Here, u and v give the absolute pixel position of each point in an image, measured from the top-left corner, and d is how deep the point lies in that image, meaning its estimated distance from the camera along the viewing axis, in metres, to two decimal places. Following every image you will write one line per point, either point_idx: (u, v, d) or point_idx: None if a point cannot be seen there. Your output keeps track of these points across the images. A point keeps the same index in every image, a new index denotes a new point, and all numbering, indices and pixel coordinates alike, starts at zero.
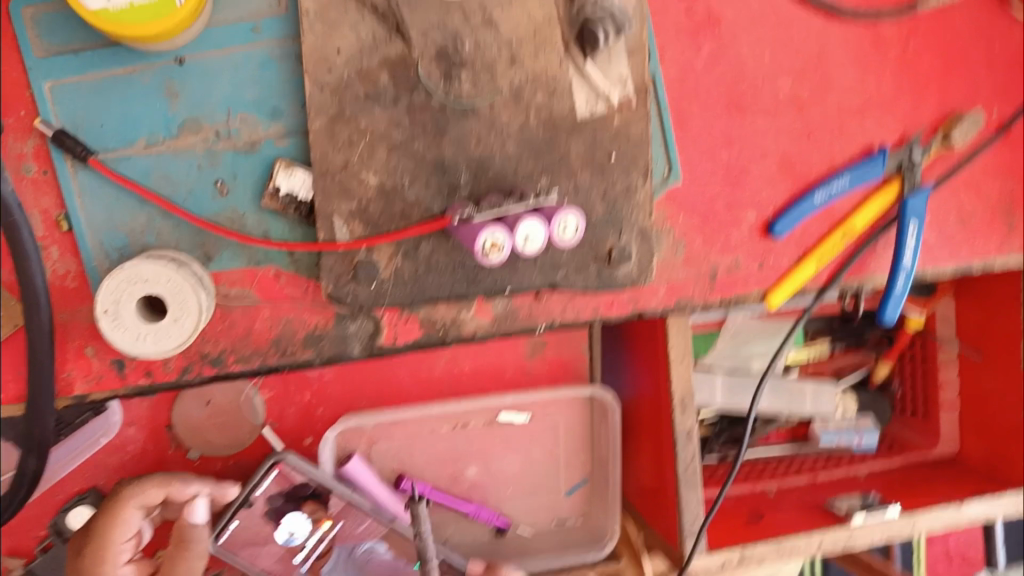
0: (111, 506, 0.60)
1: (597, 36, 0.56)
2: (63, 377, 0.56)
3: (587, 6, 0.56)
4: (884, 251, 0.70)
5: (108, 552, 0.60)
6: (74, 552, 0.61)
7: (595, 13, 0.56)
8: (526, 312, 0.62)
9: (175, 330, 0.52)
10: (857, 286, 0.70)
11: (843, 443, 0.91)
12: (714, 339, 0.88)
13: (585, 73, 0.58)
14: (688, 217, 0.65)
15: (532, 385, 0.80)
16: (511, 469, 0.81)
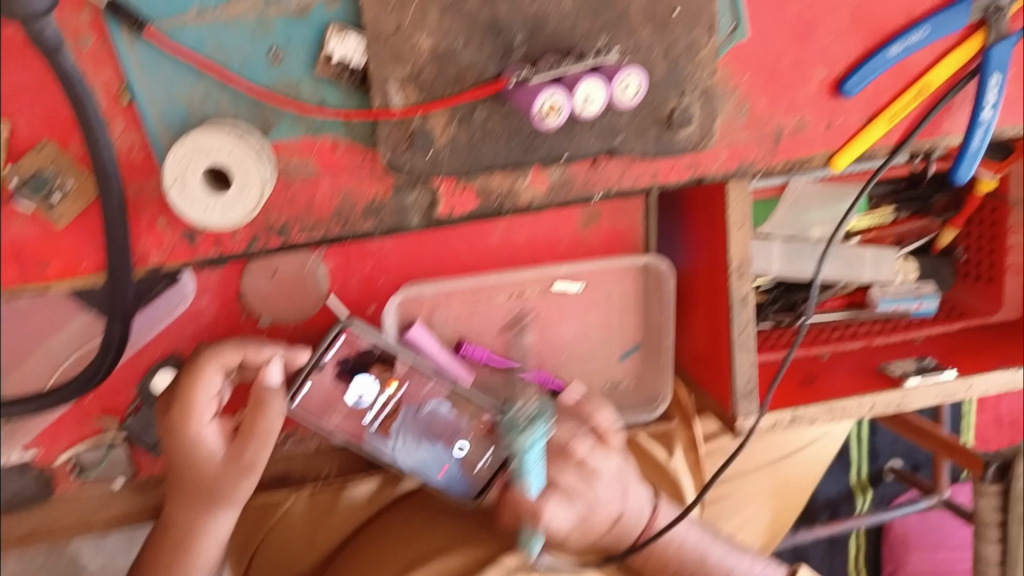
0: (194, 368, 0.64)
1: None
2: (138, 249, 0.58)
3: None
4: (963, 107, 0.67)
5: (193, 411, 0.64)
6: (162, 409, 0.65)
7: None
8: (583, 180, 0.61)
9: (241, 199, 0.54)
10: (930, 146, 0.67)
11: (901, 308, 0.90)
12: (773, 206, 0.87)
13: None
14: (753, 76, 0.62)
15: (586, 254, 0.81)
16: (566, 335, 0.83)
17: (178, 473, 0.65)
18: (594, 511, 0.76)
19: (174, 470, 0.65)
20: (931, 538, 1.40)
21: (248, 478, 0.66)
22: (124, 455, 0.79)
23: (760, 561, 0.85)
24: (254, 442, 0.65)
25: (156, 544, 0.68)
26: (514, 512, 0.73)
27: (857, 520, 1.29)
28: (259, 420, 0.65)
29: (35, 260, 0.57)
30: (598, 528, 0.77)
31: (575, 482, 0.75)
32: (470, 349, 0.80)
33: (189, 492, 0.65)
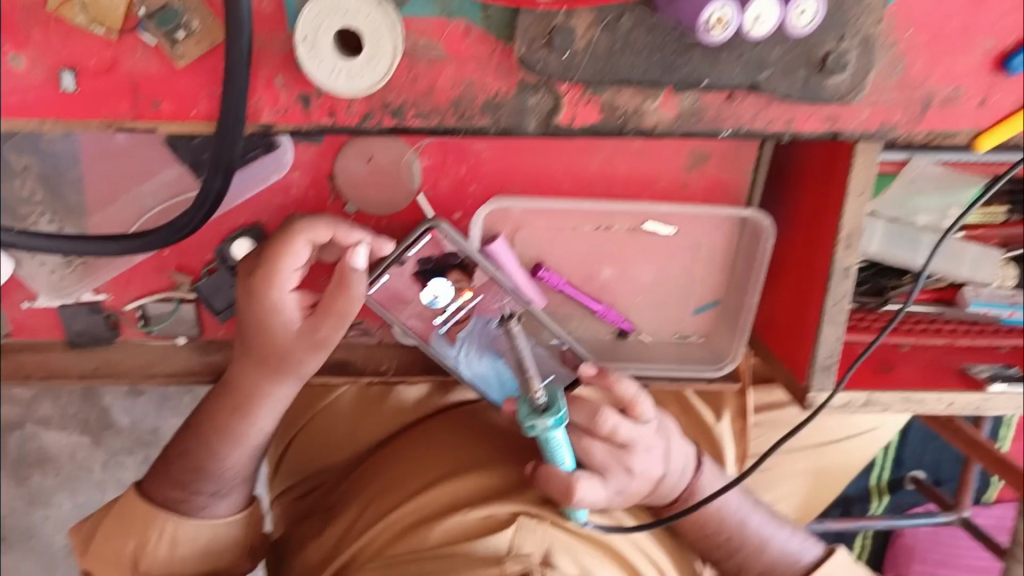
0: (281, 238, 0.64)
1: None
2: (252, 104, 0.57)
3: None
4: None
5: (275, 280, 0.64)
6: (246, 273, 0.66)
7: None
8: (714, 113, 0.58)
9: (369, 71, 0.54)
10: None
11: (991, 314, 0.87)
12: (889, 183, 0.81)
13: None
14: (916, 35, 0.58)
15: (685, 199, 0.77)
16: (645, 278, 0.81)
17: (253, 335, 0.67)
18: (630, 481, 0.74)
19: (248, 331, 0.67)
20: (938, 553, 1.36)
21: (318, 353, 0.67)
22: (191, 314, 0.79)
23: (798, 532, 0.86)
24: (328, 321, 0.65)
25: (222, 396, 0.71)
26: (547, 491, 0.72)
27: (871, 520, 1.27)
28: (335, 301, 0.64)
29: (148, 97, 0.57)
30: (638, 495, 0.76)
31: (605, 456, 0.73)
32: (546, 274, 0.79)
33: (261, 355, 0.67)
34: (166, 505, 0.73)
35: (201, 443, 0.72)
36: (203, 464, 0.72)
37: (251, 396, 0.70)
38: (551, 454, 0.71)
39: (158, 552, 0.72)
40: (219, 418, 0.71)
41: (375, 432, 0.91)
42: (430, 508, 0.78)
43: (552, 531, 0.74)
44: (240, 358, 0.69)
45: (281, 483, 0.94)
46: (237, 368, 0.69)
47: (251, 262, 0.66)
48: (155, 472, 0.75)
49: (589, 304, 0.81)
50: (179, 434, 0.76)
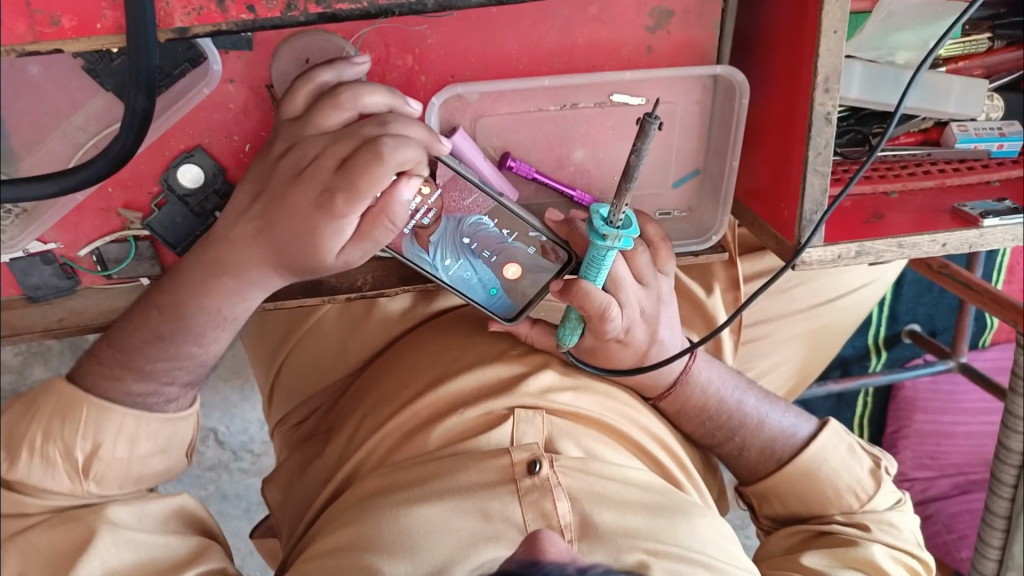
0: (371, 171, 0.59)
1: None
2: (162, 8, 0.52)
3: None
4: None
5: (342, 208, 0.61)
6: (320, 184, 0.61)
7: None
8: None
9: None
10: None
11: (980, 149, 0.83)
12: (863, 22, 0.77)
13: None
14: None
15: (652, 65, 0.72)
16: (620, 157, 0.77)
17: (283, 235, 0.64)
18: (638, 323, 0.73)
19: (286, 231, 0.63)
20: (940, 401, 1.37)
21: (338, 269, 0.66)
22: (150, 252, 0.75)
23: (790, 408, 0.85)
24: (366, 245, 0.64)
25: (208, 285, 0.66)
26: (579, 306, 0.67)
27: (871, 377, 1.27)
28: (373, 227, 0.63)
29: (45, 13, 0.51)
30: (636, 345, 0.75)
31: (632, 291, 0.72)
32: (516, 164, 0.74)
33: (289, 256, 0.65)
34: (122, 399, 0.70)
35: (169, 336, 0.69)
36: (168, 356, 0.69)
37: (221, 311, 0.68)
38: (589, 270, 0.66)
39: (113, 456, 0.70)
40: (192, 315, 0.68)
41: (360, 352, 0.89)
42: (427, 412, 0.77)
43: (550, 418, 0.75)
44: (260, 251, 0.65)
45: (278, 411, 0.93)
46: (232, 251, 0.65)
47: (331, 178, 0.61)
48: (101, 364, 0.70)
49: (563, 191, 0.77)
50: (136, 310, 0.69)
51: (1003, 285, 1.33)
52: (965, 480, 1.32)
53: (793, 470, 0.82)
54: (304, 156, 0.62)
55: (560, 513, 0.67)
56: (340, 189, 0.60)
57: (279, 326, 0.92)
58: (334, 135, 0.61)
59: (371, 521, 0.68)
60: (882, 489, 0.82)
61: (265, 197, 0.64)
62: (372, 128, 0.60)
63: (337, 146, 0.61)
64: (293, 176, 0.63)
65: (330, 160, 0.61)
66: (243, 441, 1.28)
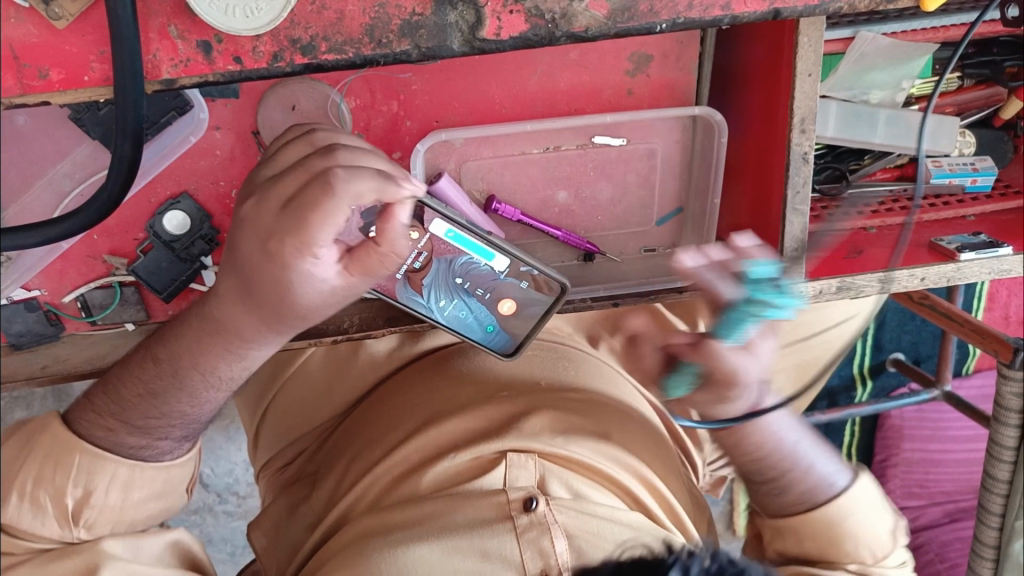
0: (320, 202, 0.52)
1: None
2: (149, 60, 0.52)
3: None
4: None
5: (299, 247, 0.53)
6: (272, 227, 0.54)
7: None
8: (646, 7, 0.55)
9: (266, 5, 0.51)
10: None
11: (955, 183, 0.85)
12: (837, 63, 0.78)
13: None
14: None
15: (632, 107, 0.73)
16: (603, 196, 0.78)
17: (263, 290, 0.56)
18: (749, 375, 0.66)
19: (256, 280, 0.56)
20: (926, 428, 1.38)
21: (322, 309, 0.58)
22: (136, 297, 0.74)
23: (830, 456, 0.79)
24: (351, 282, 0.56)
25: (205, 346, 0.63)
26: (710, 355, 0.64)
27: (857, 407, 1.28)
28: (367, 258, 0.56)
29: (34, 67, 0.52)
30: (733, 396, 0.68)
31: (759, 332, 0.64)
32: (501, 207, 0.75)
33: (268, 309, 0.58)
34: (116, 449, 0.69)
35: (161, 395, 0.67)
36: (158, 414, 0.68)
37: (207, 375, 0.65)
38: (727, 322, 0.62)
39: (105, 501, 0.69)
40: (177, 375, 0.65)
41: (348, 394, 0.89)
42: (418, 453, 0.77)
43: (542, 461, 0.74)
44: (239, 303, 0.59)
45: (265, 454, 0.92)
46: (219, 310, 0.60)
47: (279, 218, 0.54)
48: (95, 412, 0.69)
49: (550, 231, 0.77)
50: (133, 359, 0.68)
51: (984, 314, 1.35)
52: (953, 508, 1.33)
53: (816, 517, 0.76)
54: (256, 203, 0.56)
55: (557, 552, 0.65)
56: (290, 227, 0.53)
57: (267, 368, 0.92)
58: (284, 173, 0.56)
59: (365, 563, 0.66)
60: (898, 546, 0.78)
61: (229, 247, 0.58)
62: (320, 161, 0.55)
63: (285, 182, 0.54)
64: (241, 223, 0.56)
65: (279, 197, 0.54)
66: (228, 483, 1.26)
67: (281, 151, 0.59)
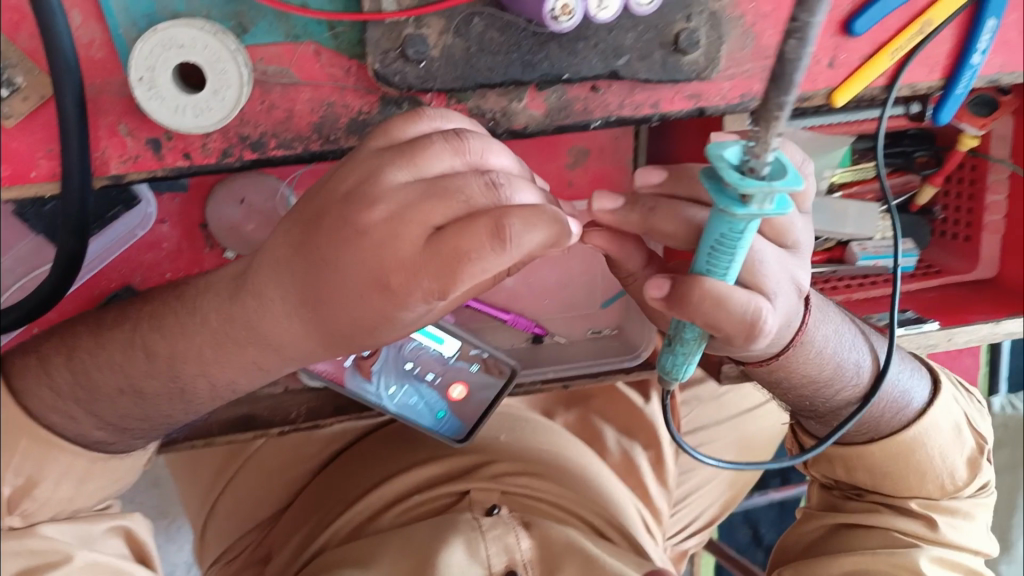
0: (482, 254, 0.41)
1: None
2: (98, 156, 0.53)
3: None
4: (940, 39, 0.64)
5: (430, 292, 0.43)
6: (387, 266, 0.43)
7: None
8: (581, 105, 0.58)
9: (216, 103, 0.52)
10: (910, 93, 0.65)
11: (880, 265, 0.89)
12: None
13: None
14: (759, 6, 0.60)
15: (574, 196, 0.77)
16: (548, 280, 0.81)
17: (340, 313, 0.46)
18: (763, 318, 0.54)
19: (340, 299, 0.45)
20: None
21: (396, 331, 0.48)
22: None
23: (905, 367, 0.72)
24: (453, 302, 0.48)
25: (223, 358, 0.52)
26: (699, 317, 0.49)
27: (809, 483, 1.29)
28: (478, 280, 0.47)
29: None
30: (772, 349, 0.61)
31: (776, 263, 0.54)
32: None
33: (336, 334, 0.48)
34: (78, 441, 0.55)
35: (149, 396, 0.56)
36: (139, 413, 0.56)
37: (216, 387, 0.55)
38: (707, 255, 0.46)
39: (51, 494, 0.54)
40: (174, 376, 0.54)
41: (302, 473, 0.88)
42: (379, 502, 0.79)
43: (506, 497, 0.78)
44: (295, 315, 0.48)
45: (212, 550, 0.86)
46: (259, 314, 0.49)
47: (419, 251, 0.43)
48: (53, 394, 0.54)
49: (498, 315, 0.80)
50: (113, 343, 0.55)
51: None
52: None
53: (893, 445, 0.70)
54: (390, 216, 0.43)
55: (521, 548, 0.72)
56: (428, 266, 0.43)
57: (216, 460, 0.86)
58: (427, 186, 0.43)
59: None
60: (978, 478, 0.71)
61: (315, 251, 0.45)
62: (483, 196, 0.43)
63: (433, 209, 0.43)
64: (358, 231, 0.44)
65: (419, 225, 0.43)
66: None
67: (417, 148, 0.45)
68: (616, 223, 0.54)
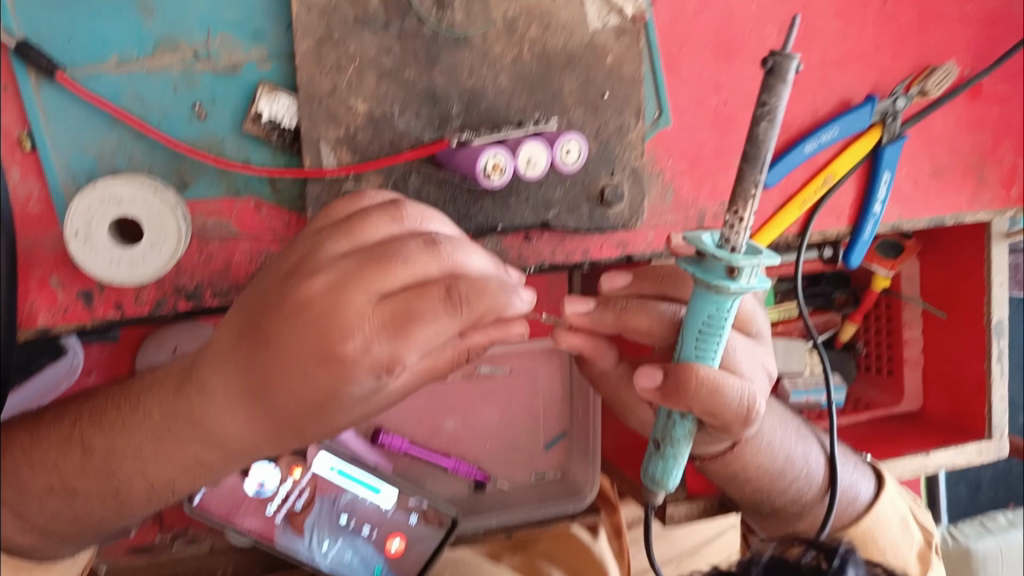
0: (435, 316, 0.42)
1: None
2: (26, 308, 0.52)
3: None
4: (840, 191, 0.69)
5: (381, 363, 0.41)
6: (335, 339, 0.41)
7: None
8: (516, 254, 0.61)
9: (153, 255, 0.53)
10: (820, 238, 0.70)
11: (811, 400, 0.91)
12: None
13: None
14: (677, 162, 0.65)
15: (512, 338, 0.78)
16: (489, 423, 0.80)
17: (285, 403, 0.42)
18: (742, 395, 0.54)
19: (281, 379, 0.42)
20: None
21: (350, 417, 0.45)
22: None
23: (848, 463, 0.73)
24: (409, 381, 0.45)
25: (163, 455, 0.47)
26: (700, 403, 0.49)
27: None
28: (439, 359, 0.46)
29: None
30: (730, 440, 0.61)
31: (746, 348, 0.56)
32: (388, 436, 0.76)
33: (287, 423, 0.44)
34: None
35: (83, 496, 0.50)
36: (67, 520, 0.51)
37: (155, 489, 0.49)
38: (694, 343, 0.47)
39: None
40: (111, 478, 0.49)
41: None
42: None
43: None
44: (240, 403, 0.44)
45: None
46: (202, 409, 0.45)
47: (365, 320, 0.41)
48: None
49: (439, 462, 0.78)
50: (49, 441, 0.50)
51: None
52: None
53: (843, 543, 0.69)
54: (332, 286, 0.42)
55: None
56: (377, 334, 0.41)
57: None
58: (365, 255, 0.43)
59: None
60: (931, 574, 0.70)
61: (256, 335, 0.43)
62: (424, 259, 0.42)
63: (374, 276, 0.42)
64: (299, 305, 0.42)
65: (361, 294, 0.41)
66: None
67: (353, 222, 0.44)
68: (591, 325, 0.56)
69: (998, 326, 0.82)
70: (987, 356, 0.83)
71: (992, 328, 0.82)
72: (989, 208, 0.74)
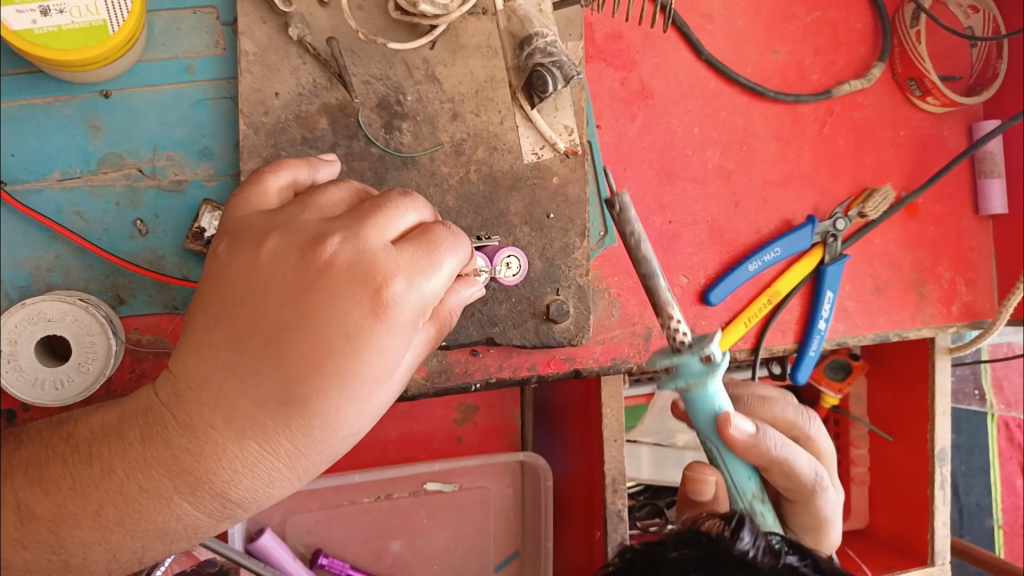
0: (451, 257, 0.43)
1: (546, 82, 0.55)
2: None
3: (536, 53, 0.55)
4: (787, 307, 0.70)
5: (418, 308, 0.42)
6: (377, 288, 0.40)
7: (544, 59, 0.55)
8: (461, 367, 0.61)
9: (79, 375, 0.51)
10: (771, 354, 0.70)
11: None
12: (642, 413, 0.88)
13: (531, 120, 0.59)
14: (623, 278, 0.65)
15: (462, 453, 0.78)
16: (437, 544, 0.76)
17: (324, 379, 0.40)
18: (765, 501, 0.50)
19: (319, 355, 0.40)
20: None
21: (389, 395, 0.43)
22: None
23: None
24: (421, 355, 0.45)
25: (134, 518, 0.43)
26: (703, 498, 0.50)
27: None
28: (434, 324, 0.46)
29: None
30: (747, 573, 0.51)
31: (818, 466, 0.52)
32: (328, 560, 0.71)
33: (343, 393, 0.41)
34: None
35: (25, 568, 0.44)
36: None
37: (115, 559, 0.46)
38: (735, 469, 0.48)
39: None
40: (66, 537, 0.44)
41: None
42: None
43: None
44: (252, 417, 0.41)
45: None
46: (194, 440, 0.42)
47: (397, 261, 0.41)
48: None
49: None
50: None
51: None
52: None
53: None
54: (346, 242, 0.41)
55: None
56: (414, 272, 0.41)
57: None
58: (351, 213, 0.42)
59: None
60: None
61: (266, 316, 0.40)
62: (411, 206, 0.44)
63: (378, 224, 0.42)
64: (321, 274, 0.40)
65: (376, 244, 0.41)
66: None
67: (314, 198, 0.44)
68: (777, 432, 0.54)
69: (943, 453, 0.81)
70: (930, 482, 0.81)
71: (935, 454, 0.80)
72: (932, 324, 0.75)
